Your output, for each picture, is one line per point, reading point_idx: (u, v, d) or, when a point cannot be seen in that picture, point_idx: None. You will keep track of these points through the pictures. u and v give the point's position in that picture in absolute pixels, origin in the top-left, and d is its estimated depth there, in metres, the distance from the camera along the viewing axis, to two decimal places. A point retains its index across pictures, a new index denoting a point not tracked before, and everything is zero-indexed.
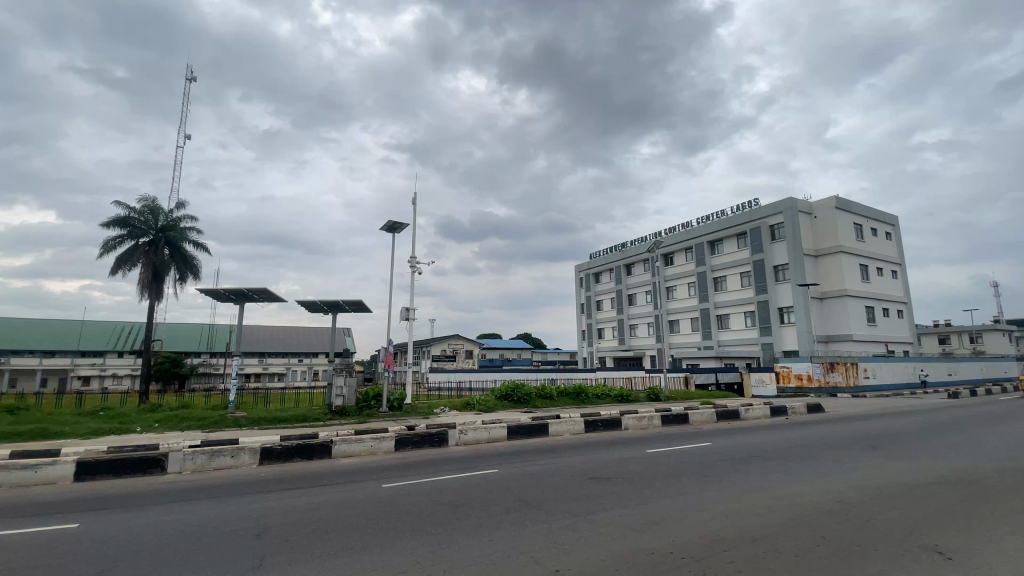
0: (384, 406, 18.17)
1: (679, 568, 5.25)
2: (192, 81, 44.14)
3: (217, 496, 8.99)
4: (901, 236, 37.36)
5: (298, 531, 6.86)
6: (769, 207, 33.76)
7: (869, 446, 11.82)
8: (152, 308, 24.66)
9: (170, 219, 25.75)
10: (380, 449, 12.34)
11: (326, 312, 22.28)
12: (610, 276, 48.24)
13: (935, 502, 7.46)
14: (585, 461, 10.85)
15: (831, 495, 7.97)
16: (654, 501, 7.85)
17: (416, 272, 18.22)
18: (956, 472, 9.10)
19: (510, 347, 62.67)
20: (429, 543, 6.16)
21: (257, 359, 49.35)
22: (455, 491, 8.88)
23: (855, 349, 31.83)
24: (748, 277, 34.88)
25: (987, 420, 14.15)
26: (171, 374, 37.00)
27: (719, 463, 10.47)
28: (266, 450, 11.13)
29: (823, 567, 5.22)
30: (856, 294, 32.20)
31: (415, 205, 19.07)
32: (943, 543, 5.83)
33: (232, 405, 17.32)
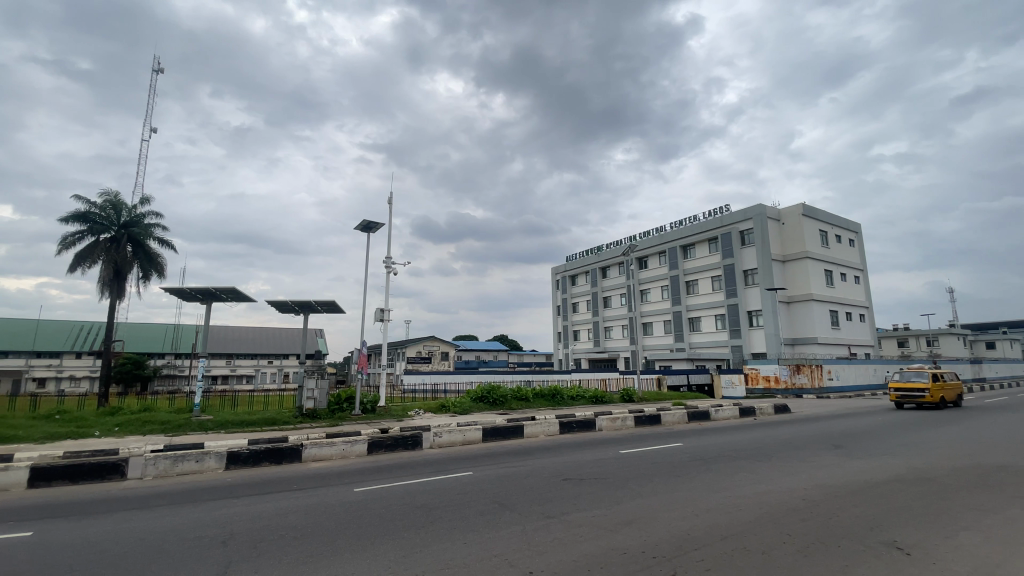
0: (357, 408, 17.93)
1: (650, 568, 5.32)
2: (161, 74, 42.89)
3: (181, 502, 8.70)
4: (864, 242, 38.81)
5: (266, 537, 6.69)
6: (740, 213, 34.59)
7: (832, 445, 12.20)
8: (112, 307, 23.67)
9: (134, 215, 24.88)
10: (352, 452, 12.14)
11: (298, 312, 21.84)
12: (585, 279, 48.68)
13: (894, 499, 7.76)
14: (559, 463, 10.96)
15: (795, 494, 8.19)
16: (628, 501, 7.96)
17: (391, 273, 17.92)
18: (913, 471, 9.47)
19: (485, 348, 62.64)
20: (403, 549, 6.06)
21: (224, 360, 48.01)
22: (430, 493, 8.84)
23: (820, 352, 32.96)
24: (719, 281, 35.74)
25: (946, 420, 14.81)
26: (134, 376, 35.65)
27: (689, 463, 10.69)
28: (233, 454, 10.84)
29: (787, 565, 5.35)
30: (821, 298, 33.33)
31: (392, 203, 18.78)
32: (900, 539, 6.09)
33: (197, 408, 16.72)
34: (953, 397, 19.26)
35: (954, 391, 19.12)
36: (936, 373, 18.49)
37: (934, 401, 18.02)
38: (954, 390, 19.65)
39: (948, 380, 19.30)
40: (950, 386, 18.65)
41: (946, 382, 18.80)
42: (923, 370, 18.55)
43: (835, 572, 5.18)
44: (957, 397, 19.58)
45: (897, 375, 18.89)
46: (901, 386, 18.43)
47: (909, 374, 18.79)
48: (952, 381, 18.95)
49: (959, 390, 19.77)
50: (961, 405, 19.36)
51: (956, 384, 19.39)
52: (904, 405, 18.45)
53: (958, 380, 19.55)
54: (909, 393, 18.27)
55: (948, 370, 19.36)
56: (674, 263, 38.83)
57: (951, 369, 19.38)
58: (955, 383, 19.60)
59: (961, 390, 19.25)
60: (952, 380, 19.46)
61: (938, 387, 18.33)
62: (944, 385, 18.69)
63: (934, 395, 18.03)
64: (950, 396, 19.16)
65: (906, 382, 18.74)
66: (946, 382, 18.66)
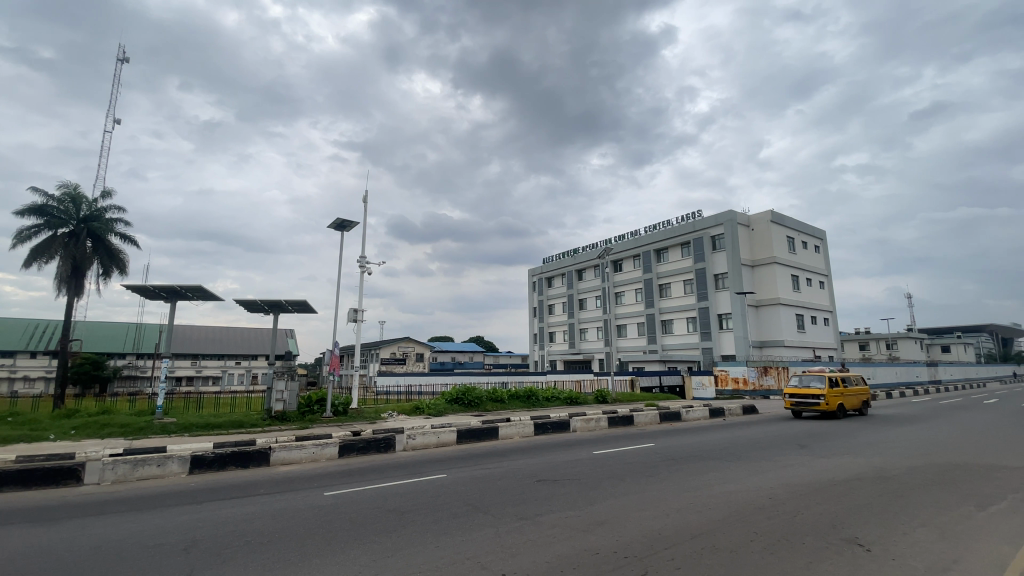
0: (328, 410, 17.59)
1: (622, 568, 5.39)
2: (126, 63, 41.33)
3: (141, 508, 8.36)
4: (828, 249, 40.19)
5: (230, 544, 6.50)
6: (712, 218, 35.41)
7: (797, 445, 12.59)
8: (70, 304, 22.66)
9: (94, 209, 23.91)
10: (323, 455, 11.89)
11: (268, 312, 21.36)
12: (561, 281, 49.00)
13: (853, 497, 8.08)
14: (533, 464, 11.01)
15: (761, 492, 8.45)
16: (600, 501, 8.08)
17: (365, 272, 17.70)
18: (872, 469, 9.88)
19: (461, 350, 62.35)
20: (374, 553, 6.00)
21: (189, 361, 46.49)
22: (402, 497, 8.71)
23: (786, 354, 33.97)
24: (691, 284, 36.48)
25: (905, 420, 15.50)
26: (93, 377, 34.18)
27: (660, 464, 10.87)
28: (197, 458, 10.50)
29: (752, 563, 5.50)
30: (788, 302, 34.34)
31: (366, 201, 18.51)
32: (860, 536, 6.34)
33: (161, 409, 16.13)
34: (859, 403, 17.89)
35: (860, 397, 17.74)
36: (835, 378, 17.17)
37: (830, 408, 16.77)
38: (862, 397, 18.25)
39: (853, 384, 17.92)
40: (851, 392, 17.26)
41: (847, 386, 17.43)
42: (822, 375, 17.25)
43: (798, 568, 5.36)
44: (866, 404, 18.16)
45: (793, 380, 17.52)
46: (797, 393, 17.22)
47: (808, 378, 17.49)
48: (855, 386, 17.54)
49: (868, 395, 18.40)
50: (870, 412, 18.07)
51: (863, 390, 18.00)
52: (801, 412, 17.13)
53: (865, 385, 18.14)
54: (804, 400, 17.02)
55: (853, 372, 18.08)
56: (648, 267, 39.48)
57: (858, 373, 18.16)
58: (862, 388, 18.26)
59: (869, 397, 17.81)
60: (857, 384, 18.08)
61: (837, 393, 16.98)
62: (845, 391, 17.40)
63: (830, 401, 16.68)
64: (854, 404, 17.79)
65: (804, 388, 17.44)
66: (848, 387, 17.29)
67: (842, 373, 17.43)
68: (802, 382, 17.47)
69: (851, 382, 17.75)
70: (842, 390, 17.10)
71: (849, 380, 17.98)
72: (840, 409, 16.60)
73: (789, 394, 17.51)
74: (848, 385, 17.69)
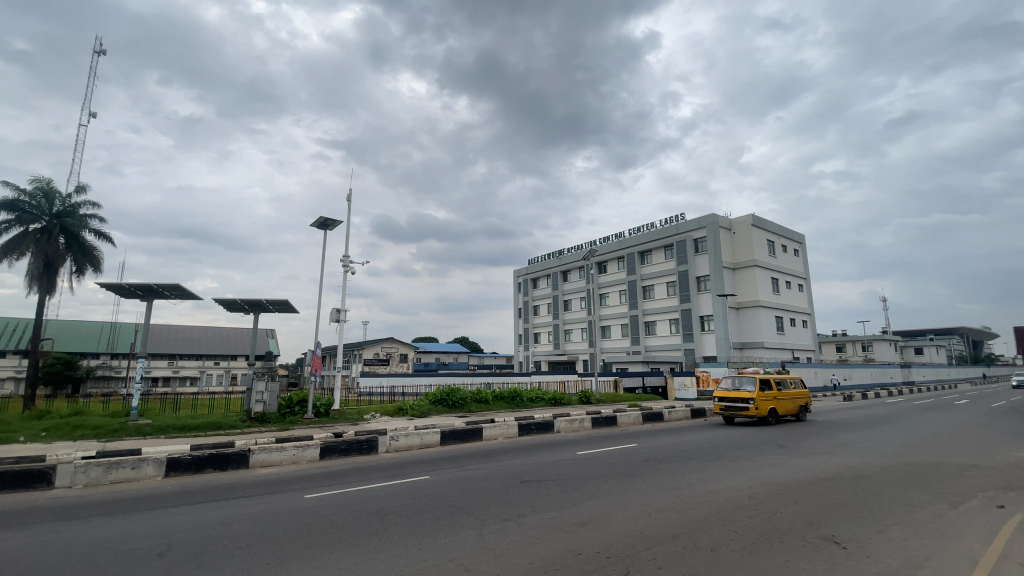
0: (310, 411, 17.36)
1: (604, 568, 5.43)
2: (103, 56, 40.31)
3: (115, 512, 8.15)
4: (807, 253, 41.02)
5: (207, 548, 6.38)
6: (694, 221, 35.91)
7: (776, 445, 12.82)
8: (42, 303, 21.99)
9: (67, 205, 23.26)
10: (304, 458, 11.72)
11: (248, 312, 21.01)
12: (546, 282, 49.13)
13: (830, 496, 8.26)
14: (517, 465, 11.00)
15: (742, 491, 8.60)
16: (584, 501, 8.14)
17: (348, 272, 17.54)
18: (848, 468, 10.12)
19: (445, 350, 62.09)
20: (355, 556, 5.95)
21: (166, 361, 45.47)
22: (384, 499, 8.64)
23: (766, 355, 34.57)
24: (674, 286, 36.91)
25: (880, 420, 15.93)
26: (65, 377, 33.22)
27: (642, 464, 10.97)
28: (173, 461, 10.27)
29: (732, 561, 5.59)
30: (767, 304, 34.95)
31: (350, 200, 18.33)
32: (837, 534, 6.48)
33: (136, 411, 15.75)
34: (794, 408, 17.11)
35: (796, 402, 17.00)
36: (767, 381, 16.34)
37: (760, 412, 15.86)
38: (800, 402, 17.53)
39: (789, 388, 17.17)
40: (784, 396, 16.51)
41: (781, 390, 16.68)
42: (753, 377, 16.36)
43: (777, 566, 5.46)
44: (803, 410, 17.46)
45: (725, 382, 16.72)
46: (726, 397, 16.33)
47: (739, 382, 16.60)
48: (789, 390, 16.78)
49: (807, 400, 17.68)
50: (808, 417, 17.41)
51: (800, 394, 17.25)
52: (731, 417, 16.23)
53: (803, 389, 17.42)
54: (733, 403, 16.11)
55: (792, 376, 17.34)
56: (632, 269, 39.84)
57: (797, 375, 17.41)
58: (800, 391, 17.52)
59: (806, 403, 17.08)
60: (793, 387, 17.35)
61: (769, 397, 16.23)
62: (777, 395, 16.54)
63: (760, 405, 15.94)
64: (790, 409, 17.03)
65: (734, 391, 16.55)
66: (781, 391, 16.51)
67: (777, 376, 16.65)
68: (733, 384, 16.58)
69: (785, 387, 16.96)
70: (775, 394, 16.34)
71: (785, 383, 17.22)
72: (771, 414, 15.84)
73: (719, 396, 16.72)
74: (783, 389, 16.94)
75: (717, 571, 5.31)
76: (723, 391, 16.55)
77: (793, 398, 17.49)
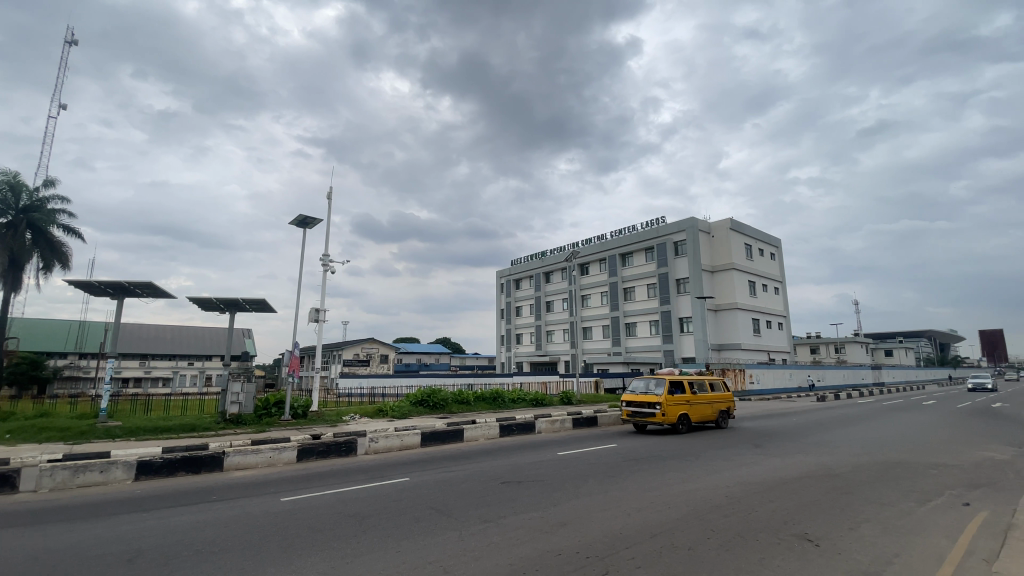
0: (287, 413, 17.06)
1: (583, 568, 5.47)
2: (74, 46, 39.06)
3: (84, 517, 7.91)
4: (783, 257, 41.95)
5: (180, 553, 6.23)
6: (674, 225, 36.41)
7: (753, 445, 13.03)
8: (7, 300, 21.23)
9: (35, 199, 22.59)
10: (280, 460, 11.52)
11: (223, 311, 20.54)
12: (529, 283, 49.23)
13: (803, 495, 8.46)
14: (498, 466, 10.98)
15: (719, 491, 8.74)
16: (564, 501, 8.19)
17: (328, 271, 17.35)
18: (821, 468, 10.36)
19: (426, 351, 61.66)
20: (333, 559, 5.89)
21: (137, 361, 44.19)
22: (363, 502, 8.53)
23: (743, 357, 35.23)
24: (654, 288, 37.37)
25: (853, 420, 16.38)
26: (30, 378, 32.02)
27: (622, 464, 11.04)
28: (144, 464, 9.97)
29: (708, 559, 5.69)
30: (744, 307, 35.62)
31: (331, 198, 18.12)
32: (811, 532, 6.63)
33: (104, 413, 15.27)
34: (711, 415, 15.86)
35: (714, 407, 15.91)
36: (679, 385, 15.09)
37: (669, 419, 14.57)
38: (721, 406, 16.48)
39: (707, 391, 16.06)
40: (699, 401, 15.36)
41: (696, 394, 15.52)
42: (663, 380, 15.11)
43: (752, 563, 5.59)
44: (725, 416, 16.43)
45: (635, 386, 15.47)
46: (634, 402, 15.02)
47: (649, 386, 15.31)
48: (705, 394, 15.64)
49: (730, 404, 16.65)
50: (729, 423, 16.34)
51: (721, 398, 16.15)
52: (640, 425, 14.91)
53: (724, 392, 16.35)
54: (642, 409, 14.82)
55: (713, 378, 16.27)
56: (614, 270, 40.21)
57: (717, 378, 16.26)
58: (720, 396, 16.41)
59: (725, 408, 16.01)
60: (710, 392, 16.15)
61: (682, 402, 15.04)
62: (691, 400, 15.29)
63: (669, 411, 14.70)
64: (708, 415, 15.88)
65: (644, 396, 15.26)
66: (694, 395, 15.26)
67: (692, 379, 15.51)
68: (643, 388, 15.31)
69: (702, 391, 15.81)
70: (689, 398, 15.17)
71: (701, 387, 16.01)
72: (681, 421, 14.61)
73: (627, 402, 15.49)
74: (698, 392, 15.82)
75: (694, 570, 5.38)
76: (631, 397, 15.30)
77: (713, 403, 16.44)
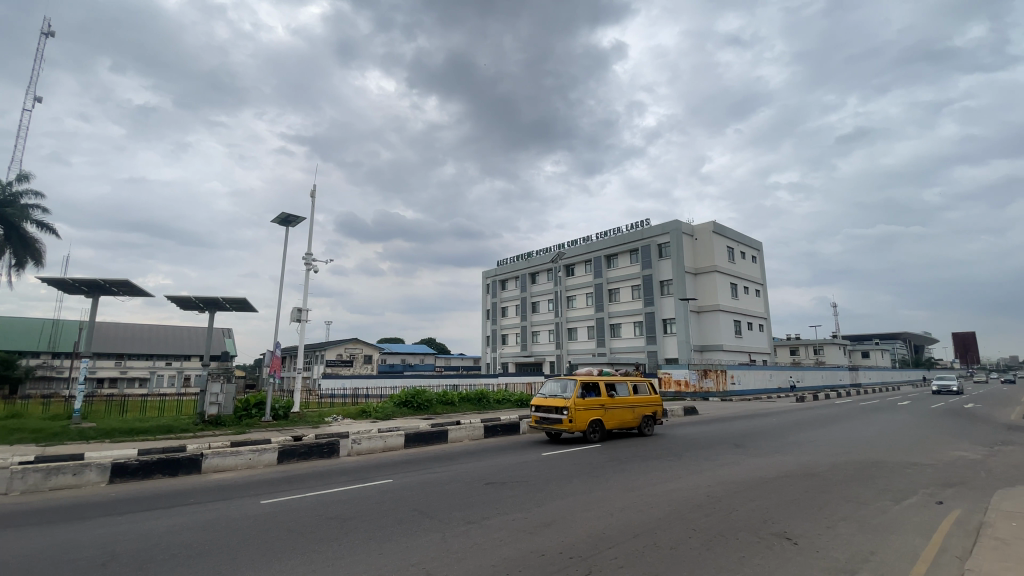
0: (267, 414, 16.80)
1: (567, 568, 5.50)
2: (51, 38, 38.06)
3: (58, 520, 7.70)
4: (764, 260, 42.63)
5: (155, 558, 6.09)
6: (659, 227, 36.77)
7: (734, 445, 13.19)
8: None
9: (7, 193, 22.04)
10: (260, 462, 11.33)
11: (202, 310, 20.17)
12: (514, 284, 49.25)
13: (782, 494, 8.60)
14: (481, 467, 10.94)
15: (701, 490, 8.86)
16: (548, 502, 8.22)
17: (311, 270, 17.19)
18: (800, 467, 10.53)
19: (410, 351, 61.33)
20: (313, 562, 5.82)
21: (113, 361, 43.13)
22: (345, 504, 8.43)
23: (725, 358, 35.73)
24: (638, 290, 37.71)
25: (831, 420, 16.74)
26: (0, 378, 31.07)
27: (605, 464, 11.10)
28: (119, 466, 9.72)
29: (689, 559, 5.75)
30: (726, 309, 36.12)
31: (314, 196, 17.94)
32: (789, 530, 6.76)
33: (78, 414, 14.88)
34: (632, 420, 14.20)
35: (636, 411, 14.26)
36: (593, 387, 13.40)
37: (579, 426, 12.92)
38: (647, 411, 14.84)
39: (628, 394, 14.41)
40: (616, 406, 13.69)
41: (613, 398, 13.86)
42: (576, 381, 13.41)
43: (732, 562, 5.66)
44: (651, 421, 14.80)
45: (545, 388, 13.78)
46: (542, 406, 13.31)
47: (561, 388, 13.60)
48: (624, 397, 13.98)
49: (657, 409, 15.03)
50: (653, 430, 14.71)
51: (644, 402, 14.52)
52: (547, 432, 13.22)
53: (649, 395, 14.71)
54: (549, 414, 13.14)
55: (639, 379, 14.66)
56: (599, 272, 40.46)
57: (643, 379, 14.62)
58: (645, 399, 14.75)
59: (649, 413, 14.39)
60: (633, 394, 14.46)
61: (595, 407, 13.38)
62: (608, 404, 13.62)
63: (580, 417, 13.00)
64: (629, 421, 14.22)
65: (555, 400, 13.56)
66: (612, 399, 13.60)
67: (609, 380, 13.85)
68: (553, 391, 13.61)
69: (622, 393, 14.13)
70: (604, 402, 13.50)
71: (622, 389, 14.34)
72: (591, 429, 12.93)
73: (535, 407, 13.82)
74: (618, 396, 14.18)
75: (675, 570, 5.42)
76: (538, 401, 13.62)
77: (636, 408, 14.82)
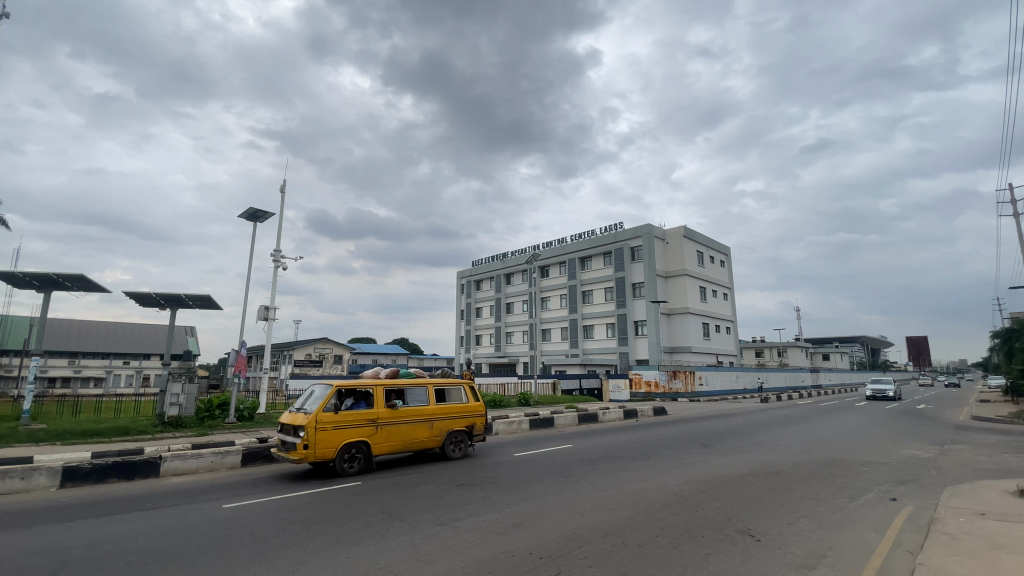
0: (232, 415, 16.35)
1: (536, 568, 5.54)
2: None
3: (5, 526, 7.31)
4: (732, 265, 43.81)
5: (108, 565, 5.84)
6: (631, 231, 37.37)
7: (700, 445, 13.51)
8: None
9: None
10: (222, 465, 11.00)
11: (164, 307, 19.47)
12: (489, 284, 49.23)
13: (746, 491, 8.87)
14: (451, 468, 10.87)
15: (668, 489, 9.06)
16: (519, 503, 8.23)
17: (280, 267, 16.80)
18: (764, 466, 10.87)
19: (382, 352, 60.64)
20: (276, 567, 5.67)
21: (66, 360, 41.02)
22: (312, 507, 8.27)
23: (693, 359, 36.57)
24: (611, 292, 38.21)
25: (796, 420, 17.34)
26: None
27: (577, 465, 11.21)
28: (71, 470, 9.27)
29: (658, 557, 5.85)
30: (695, 311, 36.93)
31: (283, 192, 17.60)
32: (752, 528, 6.95)
33: (27, 415, 14.13)
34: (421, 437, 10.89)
35: (430, 426, 11.04)
36: (355, 396, 10.06)
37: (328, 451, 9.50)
38: (456, 425, 11.72)
39: (426, 405, 11.32)
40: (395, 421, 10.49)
41: (394, 411, 10.69)
42: (334, 390, 10.03)
43: (698, 559, 5.79)
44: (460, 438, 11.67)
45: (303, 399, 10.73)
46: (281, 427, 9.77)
47: (315, 400, 10.16)
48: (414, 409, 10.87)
49: (475, 422, 12.03)
50: (462, 449, 11.57)
51: (450, 414, 11.46)
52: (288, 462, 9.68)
53: (463, 404, 11.75)
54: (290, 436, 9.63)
55: (451, 383, 11.73)
56: (573, 274, 40.86)
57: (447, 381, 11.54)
58: (457, 408, 11.71)
59: (454, 428, 11.36)
60: (428, 403, 11.26)
61: (361, 423, 10.13)
62: (380, 418, 10.27)
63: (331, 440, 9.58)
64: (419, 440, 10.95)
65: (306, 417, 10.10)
66: (385, 413, 10.28)
67: (391, 388, 10.71)
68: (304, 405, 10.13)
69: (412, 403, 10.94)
70: (376, 415, 10.38)
71: (414, 398, 11.14)
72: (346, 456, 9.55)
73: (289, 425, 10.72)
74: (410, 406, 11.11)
75: (642, 569, 5.48)
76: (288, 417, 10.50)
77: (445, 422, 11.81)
